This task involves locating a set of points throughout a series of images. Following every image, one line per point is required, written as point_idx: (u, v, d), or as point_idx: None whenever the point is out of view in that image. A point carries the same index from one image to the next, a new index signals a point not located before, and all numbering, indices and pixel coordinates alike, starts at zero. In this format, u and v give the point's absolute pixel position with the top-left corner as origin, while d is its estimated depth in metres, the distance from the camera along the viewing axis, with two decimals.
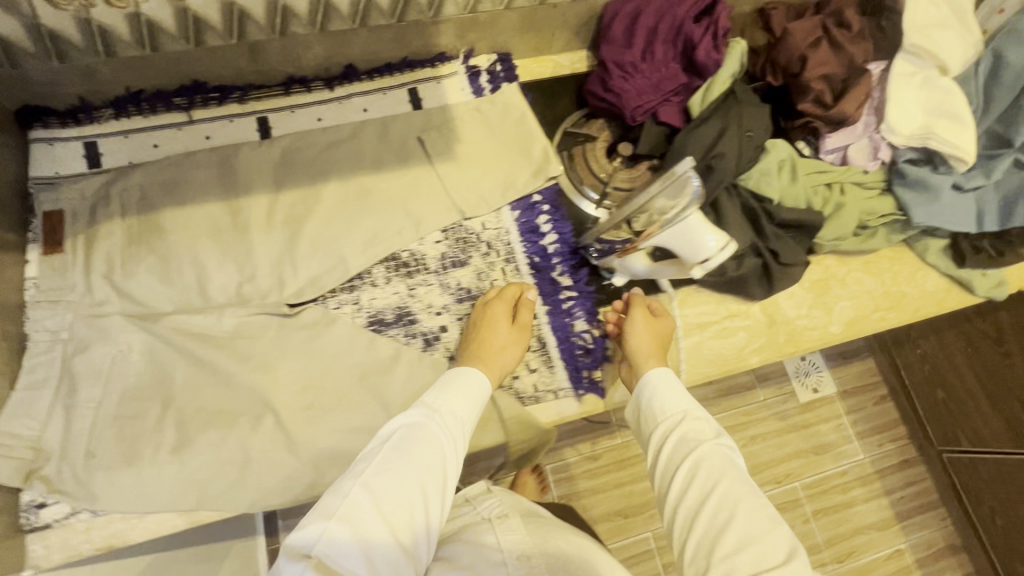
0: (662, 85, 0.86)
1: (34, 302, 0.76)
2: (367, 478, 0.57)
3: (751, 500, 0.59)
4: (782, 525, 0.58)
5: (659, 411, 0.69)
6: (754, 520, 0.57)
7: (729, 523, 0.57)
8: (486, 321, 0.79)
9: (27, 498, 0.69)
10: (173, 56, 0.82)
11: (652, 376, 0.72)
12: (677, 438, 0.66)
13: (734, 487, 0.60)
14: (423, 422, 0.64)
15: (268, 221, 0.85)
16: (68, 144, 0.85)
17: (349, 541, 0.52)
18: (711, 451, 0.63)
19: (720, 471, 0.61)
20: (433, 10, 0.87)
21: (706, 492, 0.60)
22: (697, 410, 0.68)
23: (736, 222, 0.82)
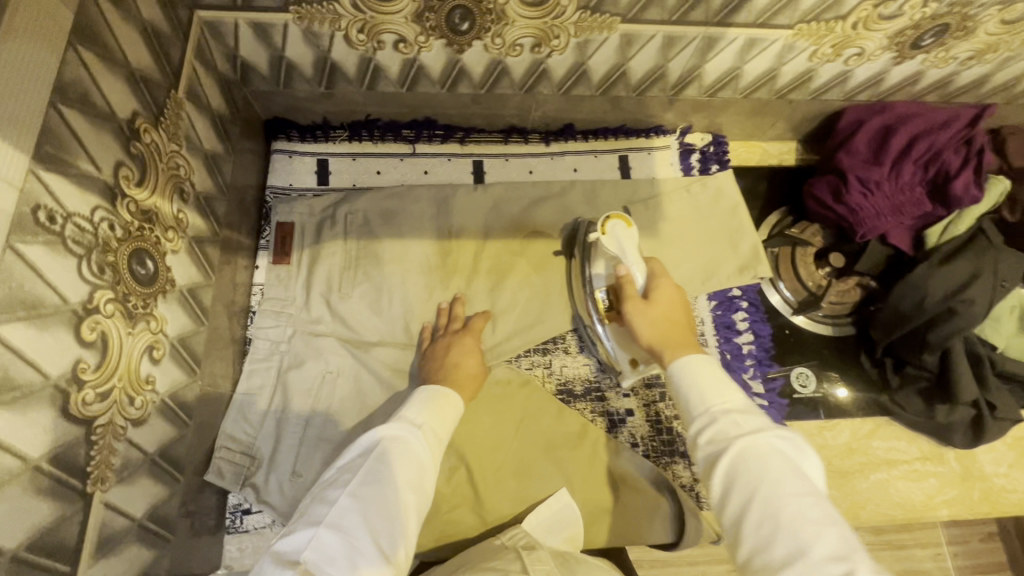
0: (903, 208, 0.82)
1: (260, 309, 0.80)
2: (355, 489, 0.53)
3: (806, 503, 0.48)
4: (837, 526, 0.46)
5: (686, 413, 0.59)
6: (800, 526, 0.46)
7: (777, 532, 0.47)
8: (454, 342, 0.78)
9: (234, 501, 0.73)
10: (422, 97, 0.85)
11: (672, 368, 0.63)
12: (710, 435, 0.55)
13: (777, 492, 0.49)
14: (405, 436, 0.59)
15: (474, 268, 0.86)
16: (304, 159, 0.89)
17: (334, 552, 0.48)
18: (746, 450, 0.52)
19: (761, 473, 0.50)
20: (675, 89, 0.86)
21: (750, 500, 0.50)
22: (729, 403, 0.57)
23: (965, 373, 0.77)
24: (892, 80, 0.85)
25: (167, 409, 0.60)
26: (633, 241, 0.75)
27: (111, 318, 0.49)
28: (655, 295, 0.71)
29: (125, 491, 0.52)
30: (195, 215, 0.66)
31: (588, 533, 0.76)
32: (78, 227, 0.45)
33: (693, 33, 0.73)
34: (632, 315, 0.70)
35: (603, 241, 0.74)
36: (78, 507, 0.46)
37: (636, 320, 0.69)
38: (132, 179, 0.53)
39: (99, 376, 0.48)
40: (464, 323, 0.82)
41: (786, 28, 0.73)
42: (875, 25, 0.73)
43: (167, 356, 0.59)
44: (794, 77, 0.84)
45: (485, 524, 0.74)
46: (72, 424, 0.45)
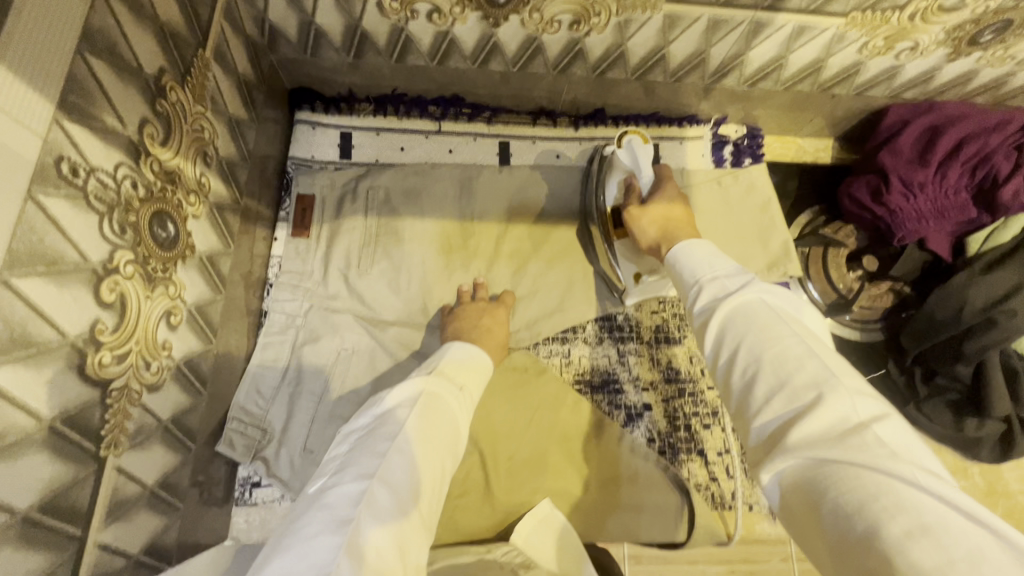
0: (946, 213, 0.79)
1: (277, 283, 0.79)
2: (406, 446, 0.50)
3: (789, 340, 0.42)
4: (822, 359, 0.41)
5: (682, 290, 0.54)
6: (783, 364, 0.41)
7: (760, 374, 0.42)
8: (486, 310, 0.77)
9: (244, 473, 0.73)
10: (451, 73, 0.82)
11: (671, 256, 0.57)
12: (703, 301, 0.50)
13: (762, 338, 0.43)
14: (444, 396, 0.57)
15: (495, 251, 0.84)
16: (327, 131, 0.87)
17: (387, 514, 0.44)
18: (734, 308, 0.46)
19: (747, 323, 0.45)
20: (714, 77, 0.83)
21: (737, 350, 0.44)
22: (720, 270, 0.51)
23: (1000, 387, 0.74)
24: (943, 78, 0.81)
25: (183, 377, 0.59)
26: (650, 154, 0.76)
27: (130, 279, 0.48)
28: (654, 199, 0.70)
29: (138, 457, 0.51)
30: (217, 180, 0.64)
31: (598, 527, 0.74)
32: (100, 182, 0.44)
33: (741, 16, 0.70)
34: (631, 221, 0.69)
35: (619, 154, 0.75)
36: (91, 470, 0.45)
37: (634, 224, 0.69)
38: (156, 138, 0.51)
39: (116, 339, 0.46)
40: (490, 300, 0.81)
41: (840, 16, 0.69)
42: (935, 17, 0.69)
43: (184, 323, 0.58)
44: (840, 70, 0.80)
45: (496, 512, 0.73)
46: (88, 386, 0.43)
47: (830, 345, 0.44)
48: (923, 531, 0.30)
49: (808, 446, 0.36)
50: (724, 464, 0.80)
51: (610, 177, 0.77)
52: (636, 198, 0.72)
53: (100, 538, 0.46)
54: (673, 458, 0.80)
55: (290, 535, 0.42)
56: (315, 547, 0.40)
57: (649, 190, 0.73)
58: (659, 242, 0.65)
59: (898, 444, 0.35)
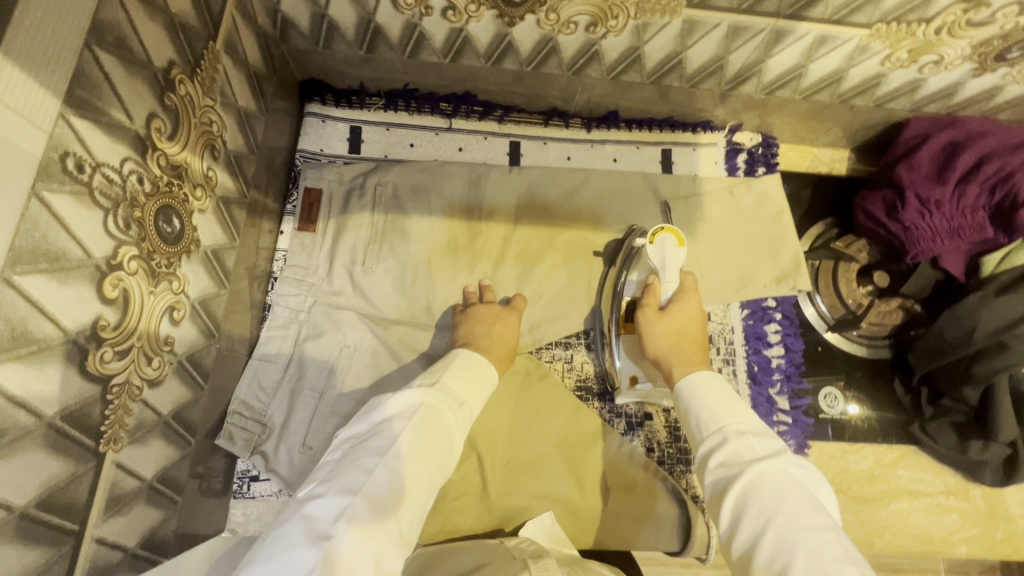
0: (961, 232, 0.77)
1: (282, 276, 0.78)
2: (391, 462, 0.51)
3: (821, 533, 0.44)
4: (857, 565, 0.42)
5: (697, 434, 0.58)
6: (818, 558, 0.42)
7: (790, 560, 0.43)
8: (499, 315, 0.76)
9: (242, 467, 0.73)
10: (463, 70, 0.81)
11: (683, 388, 0.63)
12: (722, 457, 0.53)
13: (793, 523, 0.45)
14: (440, 408, 0.58)
15: (501, 253, 0.84)
16: (336, 124, 0.86)
17: (365, 529, 0.45)
18: (763, 477, 0.49)
19: (776, 501, 0.47)
20: (730, 84, 0.81)
21: (764, 529, 0.46)
22: (744, 425, 0.55)
23: (1006, 411, 0.73)
24: (966, 93, 0.79)
25: (184, 371, 0.59)
26: (680, 259, 0.74)
27: (133, 275, 0.48)
28: (674, 310, 0.72)
29: (138, 453, 0.51)
30: (224, 174, 0.64)
31: (594, 535, 0.74)
32: (106, 178, 0.43)
33: (762, 24, 0.68)
34: (644, 324, 0.71)
35: (648, 249, 0.73)
36: (90, 467, 0.45)
37: (647, 328, 0.71)
38: (164, 132, 0.51)
39: (117, 334, 0.46)
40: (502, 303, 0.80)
41: (864, 27, 0.68)
42: (961, 31, 0.67)
43: (187, 318, 0.58)
44: (861, 81, 0.79)
45: (492, 515, 0.73)
46: (89, 382, 0.43)
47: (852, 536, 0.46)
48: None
49: None
50: None
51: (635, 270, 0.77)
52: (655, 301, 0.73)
53: (97, 532, 0.46)
54: (672, 468, 0.80)
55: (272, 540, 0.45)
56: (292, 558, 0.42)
57: (669, 296, 0.74)
58: (666, 356, 0.69)
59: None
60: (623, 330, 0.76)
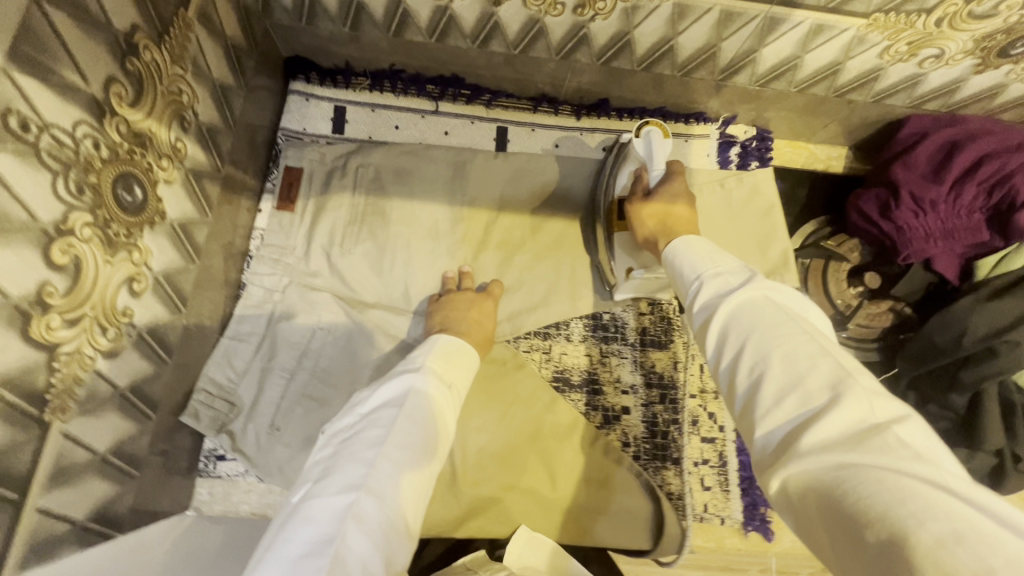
0: (956, 233, 0.75)
1: (258, 255, 0.78)
2: (392, 451, 0.46)
3: (798, 340, 0.39)
4: (834, 357, 0.38)
5: (681, 288, 0.52)
6: (794, 361, 0.38)
7: (769, 373, 0.38)
8: (474, 301, 0.75)
9: (209, 446, 0.73)
10: (450, 51, 0.79)
11: (669, 253, 0.57)
12: (705, 302, 0.47)
13: (770, 335, 0.40)
14: (433, 393, 0.54)
15: (482, 240, 0.82)
16: (320, 104, 0.85)
17: (373, 527, 0.41)
18: (739, 307, 0.43)
19: (756, 322, 0.41)
20: (724, 74, 0.79)
21: (744, 349, 0.41)
22: (723, 266, 0.50)
23: (994, 420, 0.71)
24: (968, 91, 0.76)
25: (144, 344, 0.58)
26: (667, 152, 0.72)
27: (87, 242, 0.46)
28: (659, 192, 0.68)
29: (89, 424, 0.50)
30: (195, 145, 0.62)
31: (565, 528, 0.73)
32: (55, 140, 0.42)
33: (755, 11, 0.66)
34: (632, 212, 0.70)
35: (634, 143, 0.72)
36: (33, 435, 0.44)
37: (635, 215, 0.69)
38: (126, 97, 0.50)
39: (68, 302, 0.45)
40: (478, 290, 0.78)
41: (861, 16, 0.65)
42: (963, 24, 0.64)
43: (149, 290, 0.57)
44: (858, 75, 0.76)
45: (460, 504, 0.72)
46: (33, 349, 0.42)
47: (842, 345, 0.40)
48: (957, 538, 0.26)
49: (831, 453, 0.32)
50: (698, 475, 0.79)
51: (622, 168, 0.75)
52: (642, 189, 0.70)
53: (40, 502, 0.45)
54: (648, 465, 0.78)
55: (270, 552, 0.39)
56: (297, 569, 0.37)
57: (657, 181, 0.71)
58: (654, 234, 0.66)
59: (920, 446, 0.32)
60: (616, 228, 0.75)
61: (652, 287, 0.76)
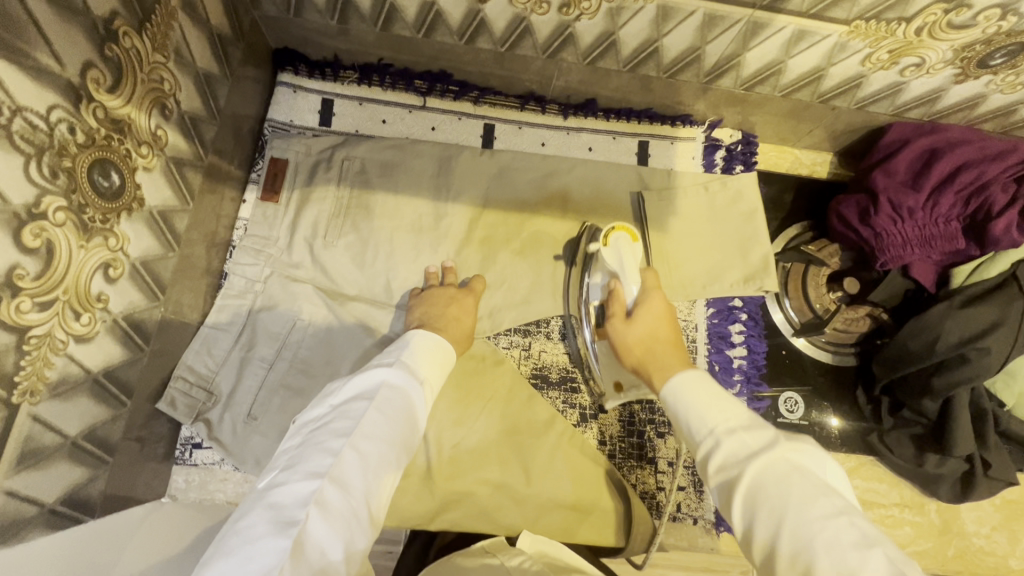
0: (933, 241, 0.76)
1: (240, 245, 0.78)
2: (359, 442, 0.47)
3: (835, 520, 0.40)
4: (878, 544, 0.39)
5: (688, 440, 0.52)
6: (838, 551, 0.38)
7: (814, 558, 0.39)
8: (453, 297, 0.75)
9: (186, 434, 0.73)
10: (437, 47, 0.79)
11: (667, 392, 0.56)
12: (720, 464, 0.48)
13: (806, 517, 0.41)
14: (405, 388, 0.55)
15: (465, 236, 0.83)
16: (308, 96, 0.86)
17: (335, 513, 0.42)
18: (762, 476, 0.45)
19: (784, 499, 0.42)
20: (709, 77, 0.79)
21: (780, 529, 0.41)
22: (732, 420, 0.50)
23: (964, 425, 0.72)
24: (950, 100, 0.77)
25: (120, 330, 0.58)
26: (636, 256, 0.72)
27: (60, 227, 0.47)
28: (639, 313, 0.68)
29: (60, 408, 0.51)
30: (176, 134, 0.63)
31: (538, 524, 0.73)
32: (28, 123, 0.43)
33: (738, 15, 0.66)
34: (614, 335, 0.68)
35: (603, 253, 0.72)
36: (0, 417, 0.44)
37: (618, 341, 0.68)
38: (103, 84, 0.50)
39: (39, 286, 0.45)
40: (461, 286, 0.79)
41: (843, 23, 0.65)
42: (942, 34, 0.65)
43: (126, 277, 0.57)
44: (841, 81, 0.76)
45: (434, 498, 0.72)
46: (2, 331, 0.43)
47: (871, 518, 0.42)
48: None
49: None
50: (673, 475, 0.79)
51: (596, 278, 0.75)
52: (619, 308, 0.69)
53: (7, 484, 0.46)
54: (623, 463, 0.79)
55: (231, 534, 0.40)
56: (258, 551, 0.38)
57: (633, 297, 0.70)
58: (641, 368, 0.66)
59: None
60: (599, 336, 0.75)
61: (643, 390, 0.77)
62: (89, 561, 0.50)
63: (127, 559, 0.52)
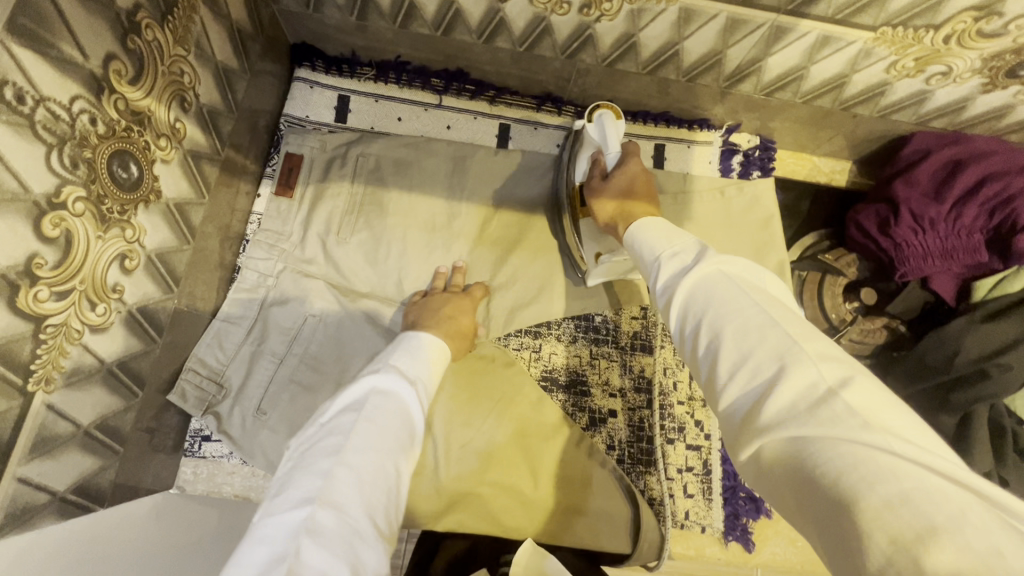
0: (955, 253, 0.74)
1: (254, 239, 0.78)
2: (348, 457, 0.44)
3: (747, 310, 0.39)
4: (783, 327, 0.37)
5: (643, 270, 0.52)
6: (744, 334, 0.37)
7: (723, 345, 0.38)
8: (450, 299, 0.75)
9: (195, 427, 0.74)
10: (455, 46, 0.79)
11: (628, 236, 0.57)
12: (664, 281, 0.47)
13: (722, 313, 0.40)
14: (393, 394, 0.53)
15: (478, 236, 0.82)
16: (325, 92, 0.86)
17: (332, 537, 0.38)
18: (693, 289, 0.43)
19: (709, 299, 0.41)
20: (729, 81, 0.78)
21: (701, 326, 0.40)
22: (680, 245, 0.50)
23: (982, 443, 0.71)
24: (976, 110, 0.76)
25: (134, 321, 0.58)
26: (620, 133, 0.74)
27: (79, 217, 0.47)
28: (617, 172, 0.69)
29: (73, 397, 0.51)
30: (194, 126, 0.63)
31: (544, 526, 0.72)
32: (50, 113, 0.43)
33: (762, 19, 0.65)
34: (592, 196, 0.69)
35: (586, 128, 0.75)
36: (15, 404, 0.44)
37: (596, 198, 0.68)
38: (125, 75, 0.50)
39: (57, 275, 0.46)
40: (462, 289, 0.78)
41: (869, 29, 0.64)
42: (972, 42, 0.63)
43: (141, 267, 0.58)
44: (865, 88, 0.75)
45: (440, 497, 0.72)
46: (19, 320, 0.43)
47: (800, 315, 0.39)
48: (903, 500, 0.26)
49: (782, 420, 0.32)
50: (682, 482, 0.79)
51: (581, 154, 0.76)
52: (599, 171, 0.71)
53: (20, 472, 0.46)
54: (631, 469, 0.79)
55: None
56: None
57: (613, 164, 0.71)
58: (614, 218, 0.65)
59: (871, 411, 0.30)
60: (581, 214, 0.74)
61: (623, 269, 0.75)
62: (95, 553, 0.49)
63: (130, 548, 0.52)
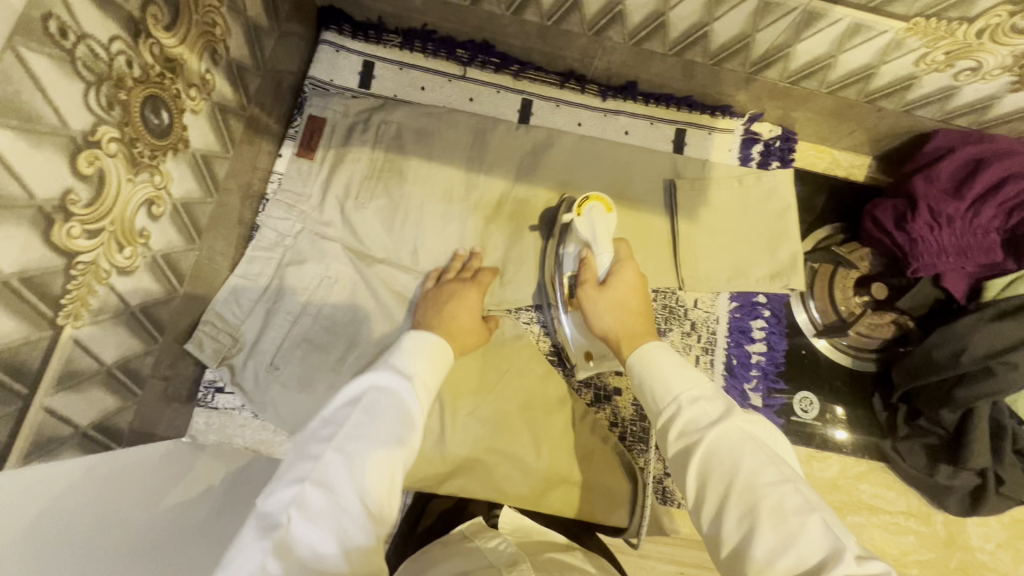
0: (969, 251, 0.74)
1: (274, 199, 0.78)
2: (342, 442, 0.45)
3: (778, 488, 0.43)
4: (815, 509, 0.41)
5: (652, 404, 0.54)
6: (781, 518, 0.41)
7: (757, 522, 0.41)
8: (457, 291, 0.74)
9: (210, 378, 0.76)
10: (483, 16, 0.78)
11: (636, 360, 0.58)
12: (679, 427, 0.49)
13: (757, 481, 0.43)
14: (391, 384, 0.52)
15: (496, 209, 0.83)
16: (349, 56, 0.86)
17: (321, 516, 0.41)
18: (717, 442, 0.46)
19: (736, 463, 0.45)
20: (755, 67, 0.78)
21: (730, 493, 0.44)
22: (697, 390, 0.51)
23: (982, 440, 0.72)
24: (1002, 109, 0.75)
25: (157, 267, 0.59)
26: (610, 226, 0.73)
27: (112, 157, 0.48)
28: (610, 281, 0.69)
29: (99, 335, 0.52)
30: (223, 80, 0.64)
31: (545, 498, 0.74)
32: (90, 51, 0.43)
33: (794, 3, 0.64)
34: (587, 300, 0.69)
35: (576, 223, 0.73)
36: (46, 335, 0.46)
37: (588, 304, 0.68)
38: (161, 21, 0.51)
39: (90, 212, 0.47)
40: (473, 272, 0.78)
41: (901, 19, 0.63)
42: (1004, 38, 0.62)
43: (167, 215, 0.59)
44: (892, 80, 0.74)
45: (445, 462, 0.74)
46: (53, 253, 0.44)
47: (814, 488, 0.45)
48: None
49: None
50: None
51: (569, 247, 0.75)
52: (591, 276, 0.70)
53: (46, 402, 0.47)
54: (632, 446, 0.80)
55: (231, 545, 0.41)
56: (243, 559, 0.38)
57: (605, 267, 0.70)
58: (613, 333, 0.66)
59: None
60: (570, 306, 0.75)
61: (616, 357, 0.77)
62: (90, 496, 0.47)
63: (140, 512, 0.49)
